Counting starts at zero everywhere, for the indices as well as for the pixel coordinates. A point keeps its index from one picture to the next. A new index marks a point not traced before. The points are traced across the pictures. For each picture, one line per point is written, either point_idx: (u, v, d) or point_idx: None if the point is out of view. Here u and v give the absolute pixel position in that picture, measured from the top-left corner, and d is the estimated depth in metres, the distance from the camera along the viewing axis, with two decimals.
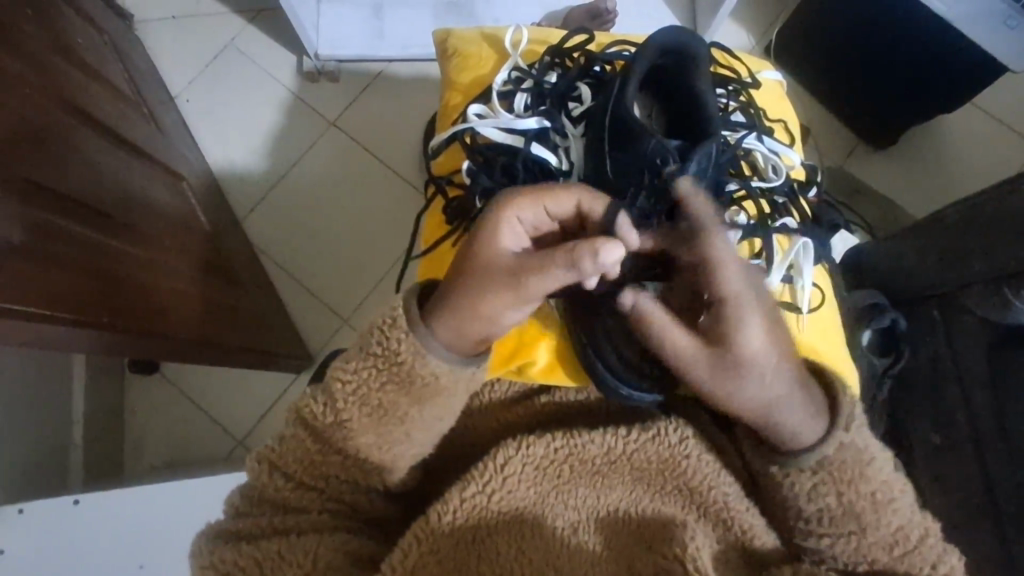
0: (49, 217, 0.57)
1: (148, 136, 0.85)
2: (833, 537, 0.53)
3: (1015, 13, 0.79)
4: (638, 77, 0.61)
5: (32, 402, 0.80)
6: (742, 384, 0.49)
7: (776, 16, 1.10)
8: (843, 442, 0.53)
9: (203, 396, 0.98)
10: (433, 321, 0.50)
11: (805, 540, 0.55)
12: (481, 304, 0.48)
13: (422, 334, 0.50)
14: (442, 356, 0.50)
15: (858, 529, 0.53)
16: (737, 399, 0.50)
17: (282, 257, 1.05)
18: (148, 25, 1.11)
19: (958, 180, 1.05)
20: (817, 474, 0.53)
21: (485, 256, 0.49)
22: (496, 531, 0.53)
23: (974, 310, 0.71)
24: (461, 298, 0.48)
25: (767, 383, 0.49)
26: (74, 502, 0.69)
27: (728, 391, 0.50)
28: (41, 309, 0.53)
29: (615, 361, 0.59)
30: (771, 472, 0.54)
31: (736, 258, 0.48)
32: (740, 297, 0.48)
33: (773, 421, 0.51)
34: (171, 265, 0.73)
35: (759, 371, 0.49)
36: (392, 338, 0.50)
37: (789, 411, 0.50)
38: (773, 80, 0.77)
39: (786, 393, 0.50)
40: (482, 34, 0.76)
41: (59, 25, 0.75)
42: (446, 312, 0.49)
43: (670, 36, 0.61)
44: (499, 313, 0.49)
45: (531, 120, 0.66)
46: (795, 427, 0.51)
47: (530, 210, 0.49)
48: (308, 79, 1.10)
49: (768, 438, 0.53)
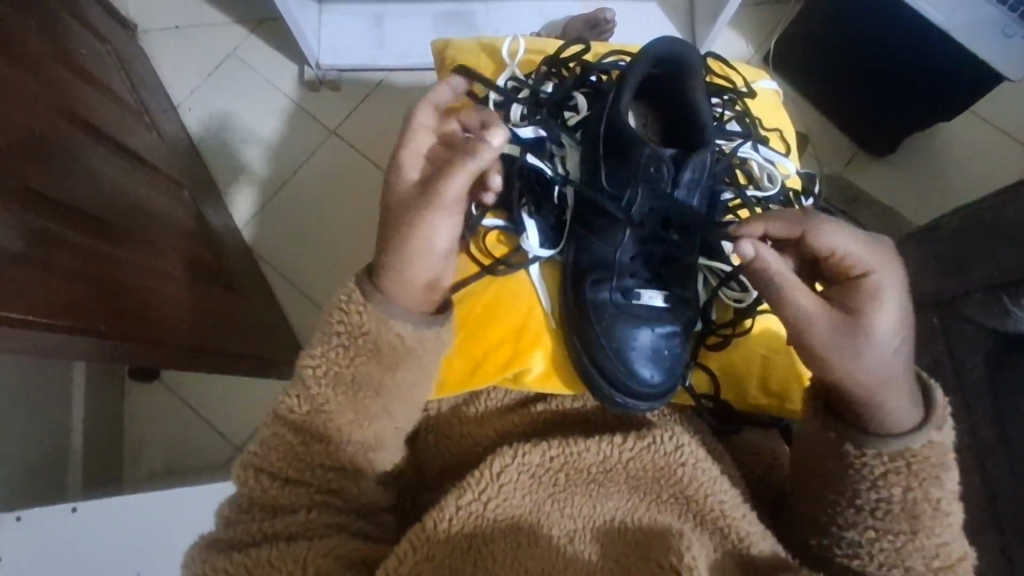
0: (49, 225, 0.58)
1: (149, 144, 0.85)
2: (879, 532, 0.51)
3: (1013, 21, 0.79)
4: (631, 88, 0.61)
5: (32, 407, 0.81)
6: (859, 348, 0.50)
7: (774, 25, 1.11)
8: (932, 439, 0.51)
9: (202, 403, 0.98)
10: (384, 283, 0.53)
11: (847, 527, 0.53)
12: (404, 238, 0.52)
13: (376, 301, 0.52)
14: (400, 319, 0.52)
15: (909, 530, 0.50)
16: (856, 367, 0.50)
17: (283, 264, 1.05)
18: (151, 35, 1.12)
19: (958, 188, 1.05)
20: (894, 461, 0.51)
21: (396, 200, 0.54)
22: (492, 539, 0.52)
23: (970, 318, 0.71)
24: (393, 249, 0.53)
25: (885, 348, 0.51)
26: (72, 509, 0.69)
27: (845, 356, 0.51)
28: (39, 316, 0.53)
29: (608, 365, 0.61)
30: (844, 453, 0.52)
31: (882, 248, 0.53)
32: (882, 271, 0.52)
33: (879, 398, 0.50)
34: (173, 273, 0.74)
35: (885, 338, 0.51)
36: (353, 313, 0.52)
37: (898, 392, 0.50)
38: (770, 90, 0.78)
39: (900, 371, 0.51)
40: (481, 44, 0.77)
41: (61, 35, 0.76)
42: (388, 266, 0.53)
43: (666, 46, 0.61)
44: (423, 238, 0.52)
45: (533, 130, 0.66)
46: (896, 409, 0.51)
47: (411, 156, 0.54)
48: (308, 88, 1.11)
49: (862, 418, 0.52)
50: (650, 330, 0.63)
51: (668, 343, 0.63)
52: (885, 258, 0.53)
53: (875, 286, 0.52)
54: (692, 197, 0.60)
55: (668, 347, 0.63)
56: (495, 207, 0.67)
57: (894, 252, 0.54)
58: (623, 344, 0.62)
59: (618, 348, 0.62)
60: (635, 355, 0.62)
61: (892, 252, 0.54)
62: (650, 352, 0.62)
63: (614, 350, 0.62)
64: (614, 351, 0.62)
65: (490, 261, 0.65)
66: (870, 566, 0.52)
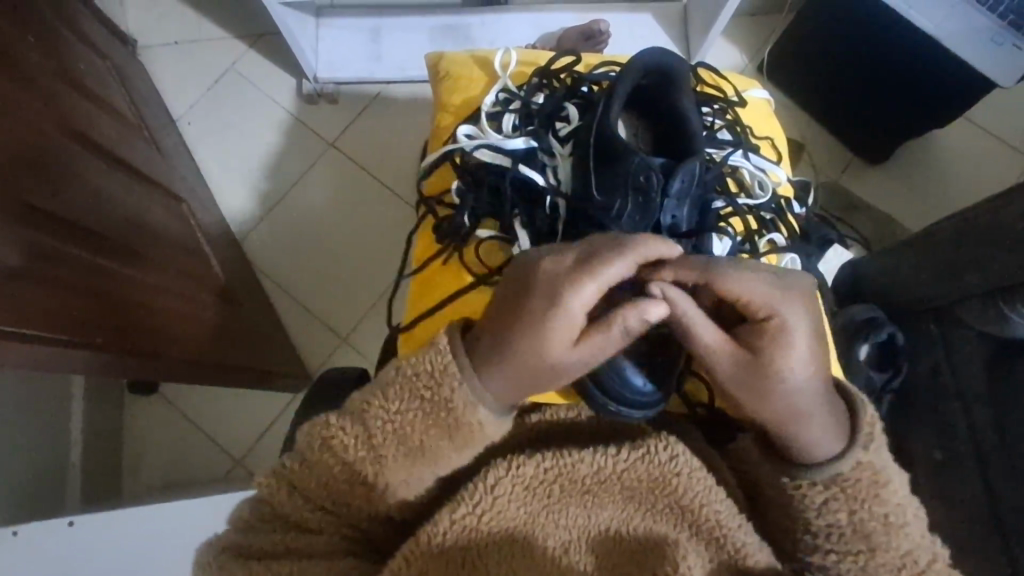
0: (50, 240, 0.58)
1: (149, 158, 0.86)
2: (840, 554, 0.53)
3: (1001, 29, 0.82)
4: (621, 98, 0.61)
5: (32, 421, 0.81)
6: (766, 393, 0.49)
7: (768, 35, 1.12)
8: (861, 461, 0.52)
9: (201, 416, 0.99)
10: (491, 378, 0.52)
11: (811, 553, 0.54)
12: (531, 364, 0.50)
13: (476, 385, 0.52)
14: (492, 408, 0.53)
15: (867, 548, 0.52)
16: (766, 407, 0.50)
17: (281, 276, 1.06)
18: (151, 50, 1.14)
19: (955, 193, 1.05)
20: (830, 489, 0.52)
21: (548, 354, 0.50)
22: (487, 552, 0.52)
23: (971, 324, 0.73)
24: (531, 374, 0.51)
25: (795, 392, 0.49)
26: (69, 523, 0.68)
27: (754, 400, 0.50)
28: (37, 330, 0.53)
29: (608, 382, 0.59)
30: (782, 483, 0.54)
31: (788, 286, 0.50)
32: (789, 314, 0.49)
33: (793, 434, 0.51)
34: (172, 286, 0.74)
35: (793, 380, 0.49)
36: (445, 386, 0.52)
37: (809, 424, 0.50)
38: (760, 99, 0.78)
39: (814, 407, 0.50)
40: (475, 57, 0.77)
41: (62, 52, 0.77)
42: (501, 367, 0.51)
43: (655, 56, 0.61)
44: (554, 374, 0.51)
45: (524, 141, 0.67)
46: (811, 441, 0.51)
47: (590, 287, 0.48)
48: (306, 101, 1.12)
49: (783, 447, 0.52)
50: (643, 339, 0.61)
51: (663, 352, 0.61)
52: (793, 297, 0.50)
53: (777, 332, 0.49)
54: (681, 206, 0.61)
55: (660, 356, 0.61)
56: (488, 217, 0.67)
57: (803, 286, 0.51)
58: (619, 356, 0.59)
59: (616, 360, 0.59)
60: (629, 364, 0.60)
61: (798, 289, 0.50)
62: (643, 361, 0.61)
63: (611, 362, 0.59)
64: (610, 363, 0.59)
65: (483, 270, 0.66)
66: None
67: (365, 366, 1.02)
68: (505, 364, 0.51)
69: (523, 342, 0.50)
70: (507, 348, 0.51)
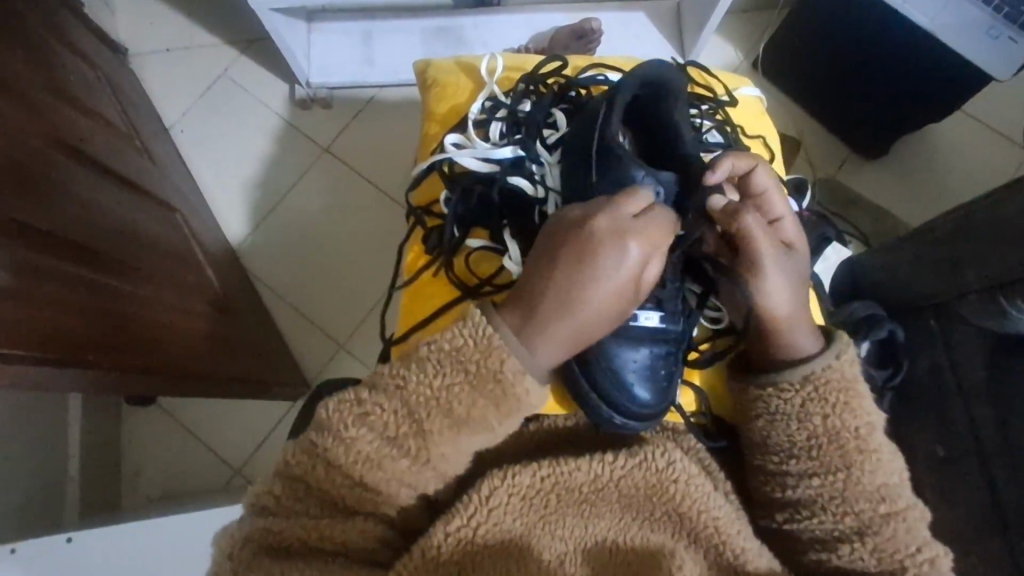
0: (35, 257, 0.57)
1: (140, 167, 0.86)
2: (822, 479, 0.54)
3: (995, 21, 0.79)
4: (620, 105, 0.60)
5: (27, 437, 0.80)
6: (784, 281, 0.56)
7: (764, 30, 1.11)
8: (831, 365, 0.56)
9: (199, 427, 0.98)
10: (534, 342, 0.54)
11: (797, 486, 0.55)
12: (598, 313, 0.54)
13: (526, 357, 0.54)
14: (538, 380, 0.54)
15: (843, 466, 0.54)
16: (777, 296, 0.56)
17: (276, 284, 1.06)
18: (141, 58, 1.13)
19: (953, 187, 1.04)
20: (804, 390, 0.56)
21: (595, 304, 0.54)
22: (482, 565, 0.51)
23: (967, 318, 0.72)
24: (576, 330, 0.54)
25: (795, 286, 0.57)
26: (66, 539, 0.68)
27: (771, 284, 0.56)
28: (26, 350, 0.52)
29: (607, 393, 0.58)
30: (768, 394, 0.56)
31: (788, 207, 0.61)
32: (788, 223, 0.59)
33: (793, 328, 0.57)
34: (164, 297, 0.73)
35: (797, 277, 0.58)
36: (495, 361, 0.53)
37: (805, 324, 0.57)
38: (753, 97, 0.77)
39: (804, 307, 0.58)
40: (460, 64, 0.77)
41: (49, 64, 0.76)
42: (554, 327, 0.54)
43: (652, 70, 0.59)
44: (613, 320, 0.56)
45: (510, 151, 0.67)
46: (803, 341, 0.57)
47: (639, 242, 0.54)
48: (299, 107, 1.11)
49: (781, 353, 0.57)
50: (649, 350, 0.61)
51: (664, 362, 0.61)
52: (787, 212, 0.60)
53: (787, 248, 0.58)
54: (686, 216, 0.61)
55: (664, 367, 0.61)
56: (478, 226, 0.67)
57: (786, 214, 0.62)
58: (621, 367, 0.59)
59: (617, 371, 0.59)
60: (633, 376, 0.59)
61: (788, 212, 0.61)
62: (647, 371, 0.60)
63: (612, 369, 0.59)
64: (612, 370, 0.59)
65: (472, 281, 0.65)
66: (828, 521, 0.54)
67: (363, 370, 1.01)
68: (552, 329, 0.54)
69: (566, 301, 0.54)
70: (552, 313, 0.54)
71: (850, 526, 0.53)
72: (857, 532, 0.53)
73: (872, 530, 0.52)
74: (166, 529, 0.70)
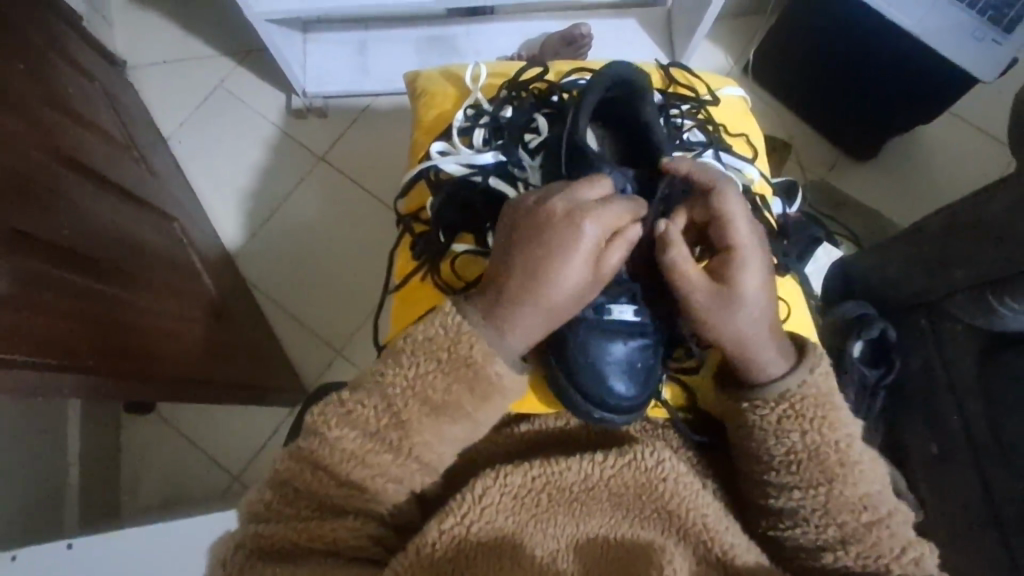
0: (38, 264, 0.58)
1: (138, 177, 0.87)
2: (802, 491, 0.54)
3: (979, 24, 0.82)
4: (588, 108, 0.61)
5: (28, 445, 0.81)
6: (733, 308, 0.54)
7: (752, 35, 1.13)
8: (807, 379, 0.55)
9: (198, 434, 0.99)
10: (501, 326, 0.54)
11: (780, 497, 0.55)
12: (557, 300, 0.54)
13: (496, 341, 0.54)
14: (510, 364, 0.55)
15: (825, 481, 0.54)
16: (724, 324, 0.54)
17: (273, 291, 1.06)
18: (138, 70, 1.14)
19: (943, 187, 1.06)
20: (780, 407, 0.55)
21: (557, 286, 0.53)
22: (475, 562, 0.51)
23: (958, 316, 0.73)
24: (536, 314, 0.54)
25: (754, 309, 0.54)
26: (67, 546, 0.68)
27: (716, 313, 0.54)
28: (27, 355, 0.53)
29: (584, 386, 0.59)
30: (743, 410, 0.56)
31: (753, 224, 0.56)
32: (750, 244, 0.55)
33: (748, 353, 0.55)
34: (162, 304, 0.74)
35: (756, 299, 0.54)
36: (463, 344, 0.54)
37: (766, 345, 0.55)
38: (735, 96, 0.78)
39: (766, 329, 0.55)
40: (445, 73, 0.79)
41: (48, 76, 0.77)
42: (518, 312, 0.54)
43: (617, 70, 0.61)
44: (575, 302, 0.55)
45: (494, 155, 0.68)
46: (763, 362, 0.55)
47: (597, 224, 0.54)
48: (295, 116, 1.13)
49: (743, 373, 0.56)
50: (624, 344, 0.61)
51: (642, 355, 0.61)
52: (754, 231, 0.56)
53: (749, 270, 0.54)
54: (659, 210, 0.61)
55: (642, 359, 0.61)
56: (464, 231, 0.67)
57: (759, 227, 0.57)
58: (596, 361, 0.60)
59: (595, 365, 0.60)
60: (610, 369, 0.60)
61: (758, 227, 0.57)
62: (625, 365, 0.60)
63: (588, 366, 0.60)
64: (587, 366, 0.60)
65: (457, 284, 0.67)
66: (810, 531, 0.54)
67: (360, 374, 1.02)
68: (517, 313, 0.54)
69: (529, 284, 0.53)
70: (516, 295, 0.54)
71: (833, 535, 0.53)
72: (841, 541, 0.53)
73: (853, 538, 0.52)
74: (165, 539, 0.71)
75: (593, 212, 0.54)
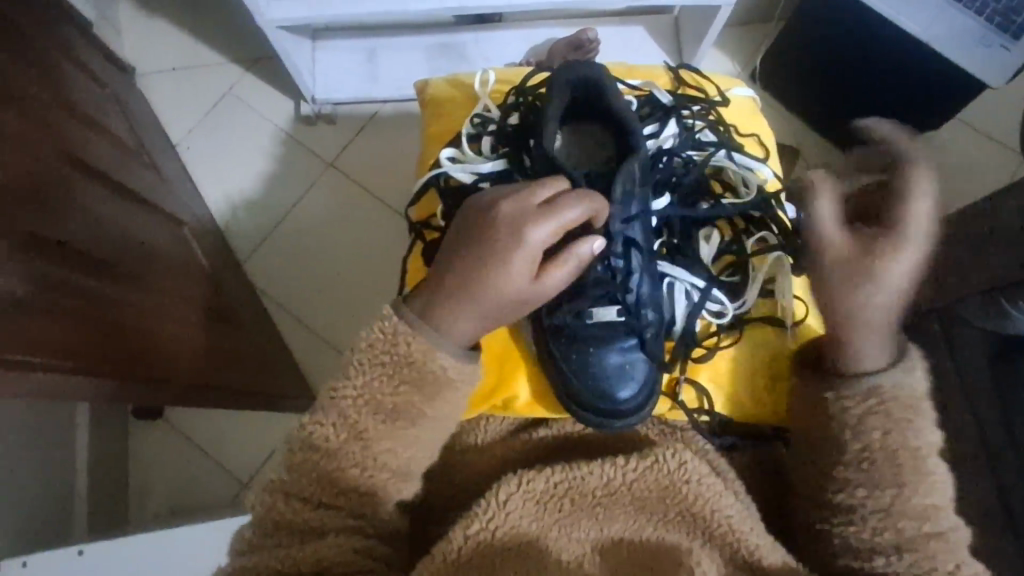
0: (53, 267, 0.58)
1: (149, 182, 0.87)
2: (867, 491, 0.53)
3: (985, 29, 0.83)
4: (555, 110, 0.62)
5: (37, 450, 0.80)
6: (850, 296, 0.53)
7: (759, 43, 1.14)
8: (900, 378, 0.54)
9: (206, 440, 0.98)
10: (434, 319, 0.55)
11: (840, 492, 0.54)
12: (495, 299, 0.54)
13: (434, 335, 0.54)
14: (452, 355, 0.54)
15: (896, 484, 0.52)
16: (840, 306, 0.54)
17: (283, 298, 1.06)
18: (146, 78, 1.15)
19: (950, 193, 1.06)
20: (868, 403, 0.54)
21: (493, 286, 0.54)
22: (505, 564, 0.50)
23: (971, 321, 0.73)
24: (468, 310, 0.54)
25: (870, 300, 0.53)
26: (78, 552, 0.67)
27: (841, 294, 0.54)
28: (43, 358, 0.53)
29: (576, 387, 0.62)
30: (826, 400, 0.55)
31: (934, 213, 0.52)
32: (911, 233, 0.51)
33: (849, 340, 0.54)
34: (174, 308, 0.74)
35: (884, 291, 0.53)
36: (401, 343, 0.53)
37: (873, 338, 0.54)
38: (745, 96, 0.79)
39: (879, 321, 0.54)
40: (452, 81, 0.79)
41: (61, 82, 0.77)
42: (454, 305, 0.54)
43: (572, 71, 0.62)
44: (512, 307, 0.55)
45: (499, 163, 0.68)
46: (862, 352, 0.55)
47: (548, 226, 0.53)
48: (304, 123, 1.13)
49: (836, 361, 0.56)
50: (616, 349, 0.63)
51: (636, 359, 0.63)
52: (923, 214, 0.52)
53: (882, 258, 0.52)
54: (634, 207, 0.61)
55: (636, 363, 0.63)
56: None
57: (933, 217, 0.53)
58: (588, 365, 0.62)
59: (580, 368, 0.62)
60: (603, 374, 0.62)
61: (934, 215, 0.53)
62: (619, 369, 0.62)
63: (579, 371, 0.62)
64: (578, 371, 0.62)
65: None
66: (864, 533, 0.52)
67: None
68: (451, 307, 0.54)
69: (471, 279, 0.54)
70: (455, 287, 0.54)
71: (888, 539, 0.51)
72: (894, 545, 0.51)
73: (910, 545, 0.51)
74: (164, 545, 0.69)
75: (545, 218, 0.53)
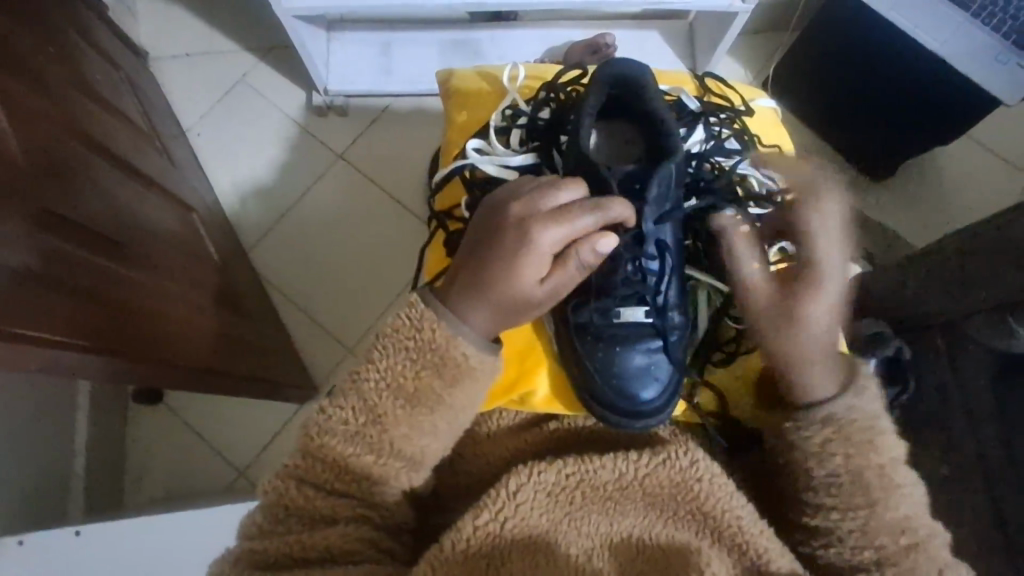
0: (65, 245, 0.58)
1: (160, 166, 0.86)
2: (843, 512, 0.54)
3: (1003, 48, 0.84)
4: (590, 109, 0.61)
5: (37, 429, 0.79)
6: (782, 324, 0.57)
7: (775, 52, 1.14)
8: (853, 404, 0.56)
9: (205, 426, 0.98)
10: (460, 309, 0.54)
11: (815, 516, 0.55)
12: (504, 300, 0.53)
13: (462, 328, 0.54)
14: (475, 343, 0.54)
15: (870, 503, 0.53)
16: (773, 335, 0.57)
17: (289, 286, 1.06)
18: (161, 62, 1.14)
19: (954, 211, 1.07)
20: (841, 428, 0.55)
21: (500, 287, 0.53)
22: (510, 558, 0.50)
23: (976, 338, 0.73)
24: (491, 305, 0.54)
25: (810, 328, 0.56)
26: (75, 532, 0.67)
27: (774, 324, 0.57)
28: (52, 335, 0.53)
29: (597, 386, 0.61)
30: (785, 428, 0.57)
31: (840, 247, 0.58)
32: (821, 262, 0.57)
33: (798, 369, 0.56)
34: (183, 292, 0.74)
35: (817, 321, 0.56)
36: (426, 329, 0.53)
37: (817, 367, 0.56)
38: (769, 107, 0.79)
39: (822, 350, 0.56)
40: (480, 73, 0.79)
41: (77, 63, 0.77)
42: (481, 299, 0.53)
43: (613, 69, 0.61)
44: (521, 308, 0.54)
45: (528, 156, 0.68)
46: (809, 383, 0.56)
47: (558, 231, 0.53)
48: (316, 113, 1.13)
49: (786, 393, 0.57)
50: (637, 349, 0.63)
51: (656, 359, 0.63)
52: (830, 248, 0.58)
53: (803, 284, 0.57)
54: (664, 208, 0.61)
55: (655, 364, 0.63)
56: None
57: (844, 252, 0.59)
58: (608, 364, 0.62)
59: (601, 368, 0.62)
60: (623, 373, 0.62)
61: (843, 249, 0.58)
62: (639, 369, 0.63)
63: (600, 370, 0.62)
64: (599, 371, 0.62)
65: None
66: (843, 552, 0.54)
67: None
68: (474, 302, 0.54)
69: (484, 277, 0.53)
70: (475, 281, 0.54)
71: (869, 557, 0.53)
72: (876, 563, 0.52)
73: (891, 561, 0.52)
74: (161, 529, 0.69)
75: (553, 222, 0.53)
